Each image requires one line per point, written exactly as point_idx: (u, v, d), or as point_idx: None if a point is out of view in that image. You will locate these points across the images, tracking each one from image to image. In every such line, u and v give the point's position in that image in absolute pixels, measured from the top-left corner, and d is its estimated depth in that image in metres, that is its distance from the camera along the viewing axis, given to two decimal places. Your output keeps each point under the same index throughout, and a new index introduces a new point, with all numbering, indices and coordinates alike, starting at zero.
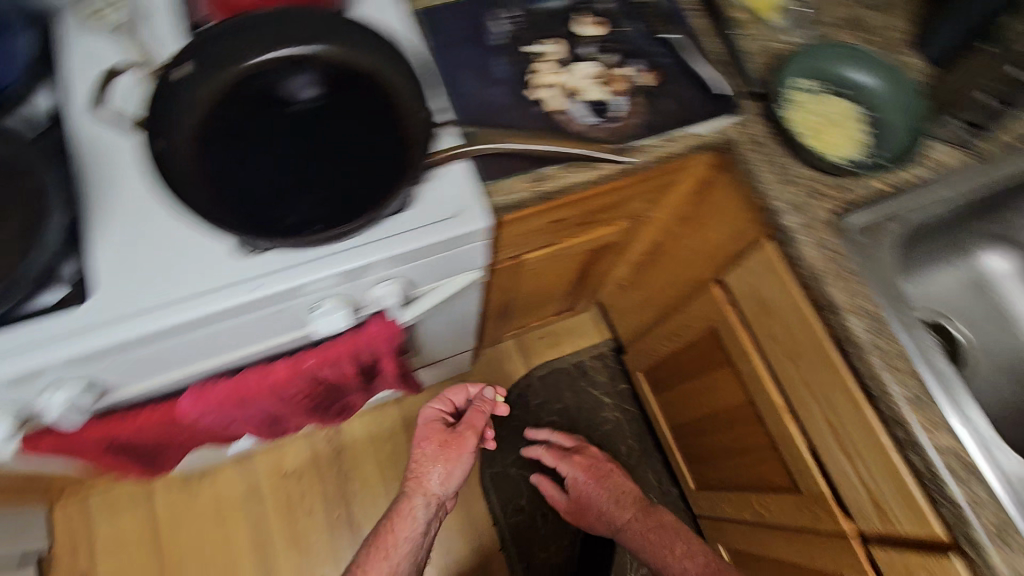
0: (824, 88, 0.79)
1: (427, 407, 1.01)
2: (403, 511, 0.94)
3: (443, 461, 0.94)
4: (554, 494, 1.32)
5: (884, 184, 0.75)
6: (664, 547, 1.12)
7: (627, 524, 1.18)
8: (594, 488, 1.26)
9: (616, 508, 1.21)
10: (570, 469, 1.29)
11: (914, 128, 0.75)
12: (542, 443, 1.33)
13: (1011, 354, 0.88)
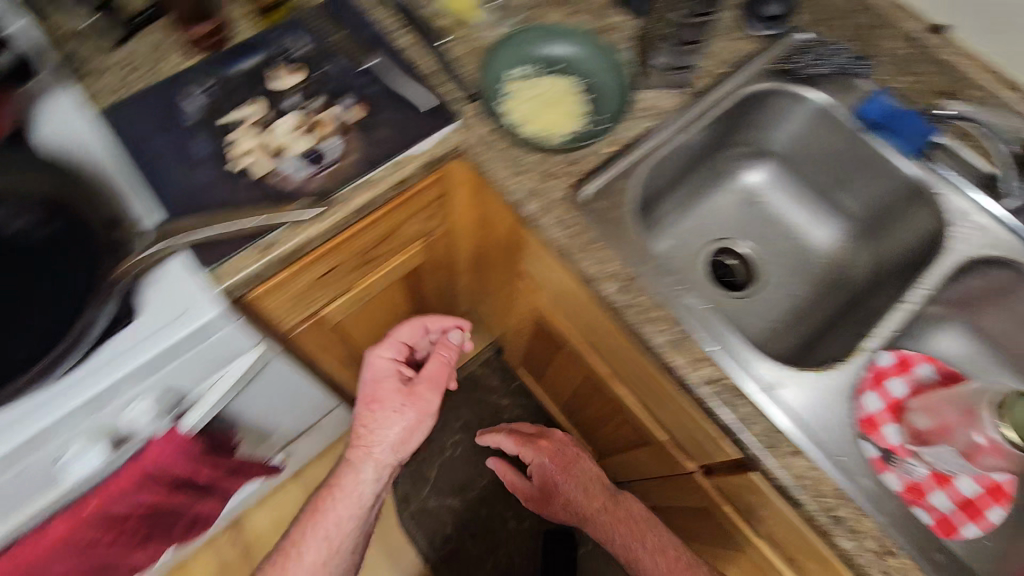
0: (536, 70, 0.80)
1: (379, 352, 0.92)
2: (349, 480, 0.88)
3: (398, 424, 0.87)
4: (516, 479, 1.24)
5: (611, 146, 0.78)
6: (626, 537, 0.97)
7: (595, 510, 1.03)
8: (565, 479, 1.08)
9: (583, 494, 1.06)
10: (541, 455, 1.13)
11: (622, 85, 0.79)
12: (509, 436, 1.15)
13: (791, 254, 0.94)
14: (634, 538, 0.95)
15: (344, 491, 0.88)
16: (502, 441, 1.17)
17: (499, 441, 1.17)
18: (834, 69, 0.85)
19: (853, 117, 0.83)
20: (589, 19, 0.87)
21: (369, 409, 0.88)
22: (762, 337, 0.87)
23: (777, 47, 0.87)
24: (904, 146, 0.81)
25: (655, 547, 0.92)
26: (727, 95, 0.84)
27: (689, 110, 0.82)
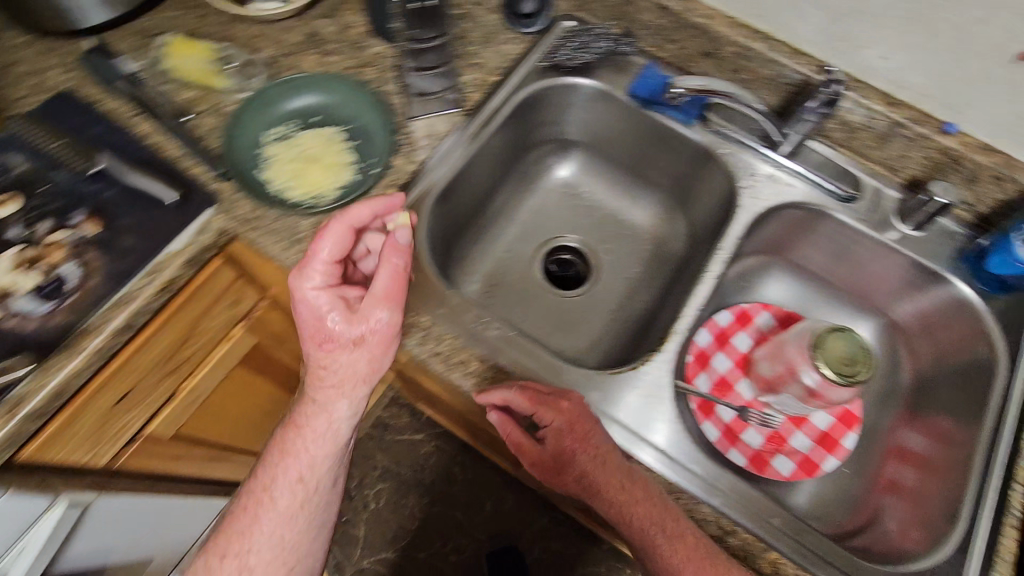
0: (295, 126, 0.76)
1: (320, 250, 0.58)
2: (313, 424, 0.65)
3: (378, 351, 0.61)
4: (514, 435, 0.64)
5: (390, 189, 0.74)
6: (657, 530, 0.59)
7: (610, 496, 0.60)
8: (577, 453, 0.61)
9: (599, 473, 0.61)
10: (555, 419, 0.62)
11: (387, 124, 0.75)
12: (510, 388, 0.62)
13: (620, 239, 0.94)
14: (655, 520, 0.59)
15: (297, 439, 0.65)
16: (509, 399, 0.63)
17: (517, 432, 0.64)
18: (598, 52, 0.83)
19: (630, 95, 0.83)
20: (348, 57, 0.82)
21: (313, 388, 0.63)
22: (604, 334, 0.86)
23: (545, 41, 0.85)
24: (682, 115, 0.82)
25: (678, 527, 0.59)
26: (501, 105, 0.82)
27: (466, 129, 0.80)
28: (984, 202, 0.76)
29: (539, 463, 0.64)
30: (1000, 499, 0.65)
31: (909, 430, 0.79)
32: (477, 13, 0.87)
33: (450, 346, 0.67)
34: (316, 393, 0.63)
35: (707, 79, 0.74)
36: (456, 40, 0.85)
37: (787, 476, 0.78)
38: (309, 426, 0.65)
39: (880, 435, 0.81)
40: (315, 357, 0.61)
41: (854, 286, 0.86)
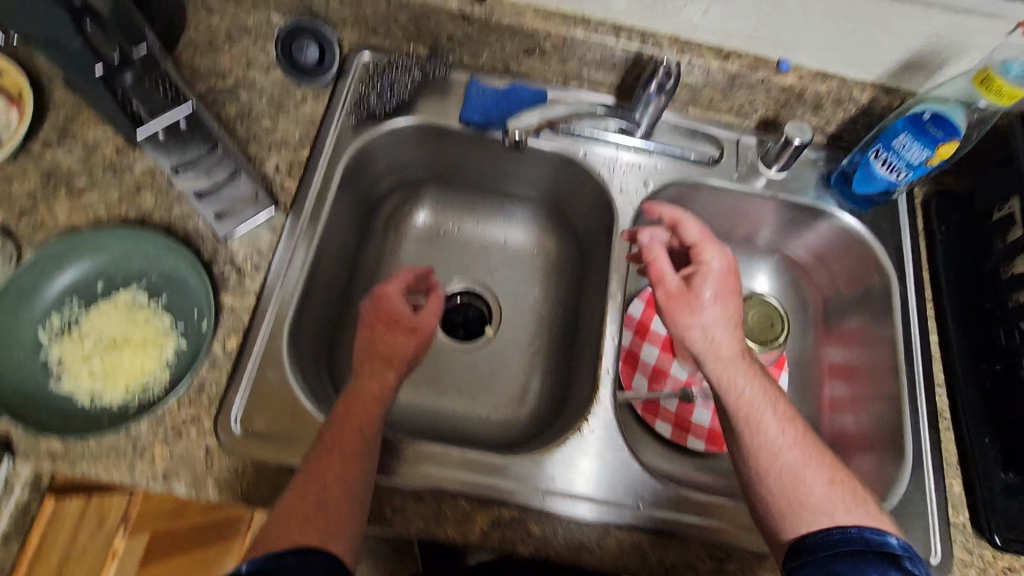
0: (76, 307, 0.58)
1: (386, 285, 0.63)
2: (352, 427, 0.55)
3: (411, 343, 0.60)
4: (661, 265, 0.64)
5: (233, 339, 0.61)
6: (766, 409, 0.56)
7: (722, 363, 0.58)
8: (715, 300, 0.60)
9: (721, 334, 0.59)
10: (717, 263, 0.63)
11: (192, 261, 0.60)
12: (690, 220, 0.66)
13: (507, 265, 0.86)
14: (757, 402, 0.56)
15: (354, 430, 0.55)
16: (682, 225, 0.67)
17: (665, 267, 0.63)
18: (409, 85, 0.73)
19: (465, 124, 0.74)
20: (110, 189, 0.64)
21: (349, 411, 0.56)
22: (529, 376, 0.79)
23: (345, 88, 0.72)
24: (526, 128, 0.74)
25: (781, 412, 0.56)
26: (327, 183, 0.69)
27: (295, 227, 0.66)
28: (831, 124, 0.77)
29: (675, 297, 0.62)
30: (930, 407, 0.70)
31: (830, 347, 0.82)
32: (254, 78, 0.72)
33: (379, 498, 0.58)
34: (357, 391, 0.57)
35: (540, 111, 0.63)
36: (241, 121, 0.69)
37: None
38: (360, 430, 0.55)
39: (807, 360, 0.84)
40: (372, 356, 0.59)
41: (739, 234, 0.85)
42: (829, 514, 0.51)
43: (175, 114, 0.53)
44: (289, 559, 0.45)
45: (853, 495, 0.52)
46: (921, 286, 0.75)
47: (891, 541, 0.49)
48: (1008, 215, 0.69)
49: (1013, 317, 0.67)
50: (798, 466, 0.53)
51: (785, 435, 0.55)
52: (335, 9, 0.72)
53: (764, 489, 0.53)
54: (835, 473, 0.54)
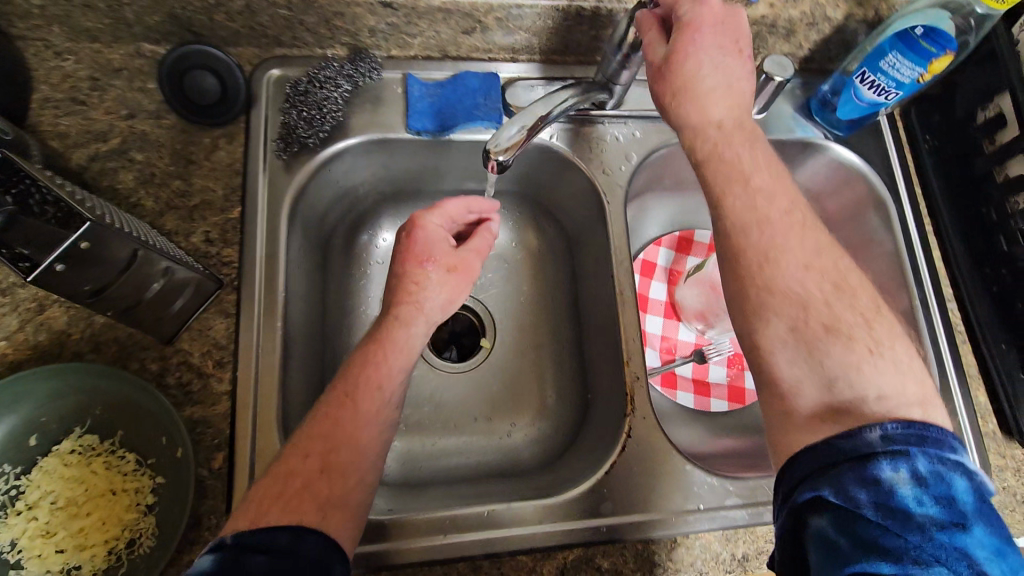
0: (12, 475, 0.47)
1: (423, 215, 0.60)
2: (369, 383, 0.50)
3: (450, 285, 0.59)
4: (650, 37, 0.54)
5: (218, 456, 0.51)
6: (759, 190, 0.49)
7: (717, 141, 0.51)
8: (707, 64, 0.51)
9: (713, 105, 0.51)
10: (705, 20, 0.51)
11: (139, 382, 0.49)
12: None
13: (489, 268, 0.78)
14: (732, 182, 0.50)
15: (372, 389, 0.50)
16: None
17: (653, 36, 0.54)
18: (339, 100, 0.62)
19: (415, 133, 0.63)
20: (3, 315, 0.51)
21: (348, 396, 0.49)
22: (544, 384, 0.73)
23: (264, 120, 0.60)
24: (486, 122, 0.63)
25: (755, 192, 0.49)
26: (274, 239, 0.58)
27: (252, 303, 0.55)
28: (804, 47, 0.71)
29: (662, 70, 0.52)
30: (946, 324, 0.69)
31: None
32: (145, 130, 0.58)
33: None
34: (388, 336, 0.53)
35: (519, 120, 0.51)
36: (145, 188, 0.56)
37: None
38: (380, 386, 0.50)
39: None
40: (399, 293, 0.56)
41: None
42: (802, 305, 0.45)
43: (67, 243, 0.41)
44: (282, 538, 0.40)
45: (835, 284, 0.46)
46: (917, 203, 0.73)
47: (875, 436, 0.39)
48: (995, 115, 0.66)
49: (1008, 221, 0.66)
50: (767, 245, 0.47)
51: (769, 210, 0.49)
52: (222, 23, 0.58)
53: (737, 269, 0.48)
54: (815, 260, 0.47)
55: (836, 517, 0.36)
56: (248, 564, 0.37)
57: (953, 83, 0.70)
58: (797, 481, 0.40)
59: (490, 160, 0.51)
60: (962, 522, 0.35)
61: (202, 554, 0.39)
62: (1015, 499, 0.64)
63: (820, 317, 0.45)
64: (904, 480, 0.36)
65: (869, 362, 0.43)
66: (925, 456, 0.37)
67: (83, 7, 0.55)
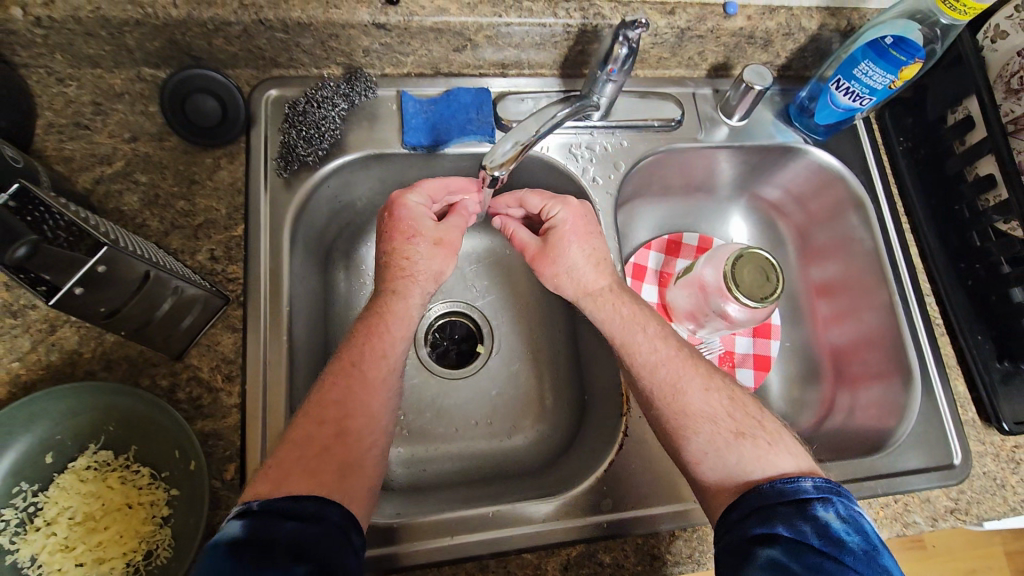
0: (30, 492, 0.48)
1: (402, 194, 0.60)
2: (374, 352, 0.54)
3: (440, 258, 0.60)
4: (520, 234, 0.65)
5: (230, 467, 0.52)
6: (639, 333, 0.59)
7: (597, 297, 0.61)
8: (572, 245, 0.62)
9: (586, 274, 0.61)
10: (564, 213, 0.62)
11: (149, 399, 0.50)
12: (529, 192, 0.64)
13: (485, 276, 0.80)
14: (629, 326, 0.59)
15: (377, 356, 0.54)
16: (525, 201, 0.65)
17: (525, 235, 0.65)
18: (336, 118, 0.64)
19: (411, 148, 0.65)
20: (15, 337, 0.52)
21: (354, 381, 0.52)
22: (542, 387, 0.75)
23: (264, 139, 0.62)
24: (479, 135, 0.66)
25: (652, 331, 0.59)
26: (277, 254, 0.59)
27: (258, 318, 0.57)
28: (781, 56, 0.74)
29: (540, 258, 0.63)
30: (925, 317, 0.72)
31: (814, 270, 0.82)
32: (147, 153, 0.60)
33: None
34: (388, 307, 0.56)
35: (514, 134, 0.54)
36: (149, 209, 0.58)
37: (754, 386, 0.79)
38: (385, 354, 0.54)
39: (795, 288, 0.83)
40: (392, 270, 0.58)
41: (698, 181, 0.82)
42: (706, 420, 0.54)
43: (87, 266, 0.43)
44: (307, 506, 0.43)
45: (728, 398, 0.56)
46: (895, 203, 0.76)
47: (808, 485, 0.48)
48: (963, 117, 0.70)
49: (982, 217, 0.69)
50: (673, 378, 0.56)
51: (649, 356, 0.58)
52: (221, 47, 0.60)
53: (651, 405, 0.57)
54: (711, 381, 0.57)
55: (787, 546, 0.44)
56: (277, 529, 0.41)
57: (923, 87, 0.74)
58: (746, 520, 0.48)
59: (486, 174, 0.55)
60: (878, 547, 0.45)
61: (230, 518, 0.42)
62: (994, 482, 0.67)
63: (729, 426, 0.54)
64: (836, 517, 0.46)
65: (771, 452, 0.52)
66: (845, 500, 0.48)
67: (86, 35, 0.57)
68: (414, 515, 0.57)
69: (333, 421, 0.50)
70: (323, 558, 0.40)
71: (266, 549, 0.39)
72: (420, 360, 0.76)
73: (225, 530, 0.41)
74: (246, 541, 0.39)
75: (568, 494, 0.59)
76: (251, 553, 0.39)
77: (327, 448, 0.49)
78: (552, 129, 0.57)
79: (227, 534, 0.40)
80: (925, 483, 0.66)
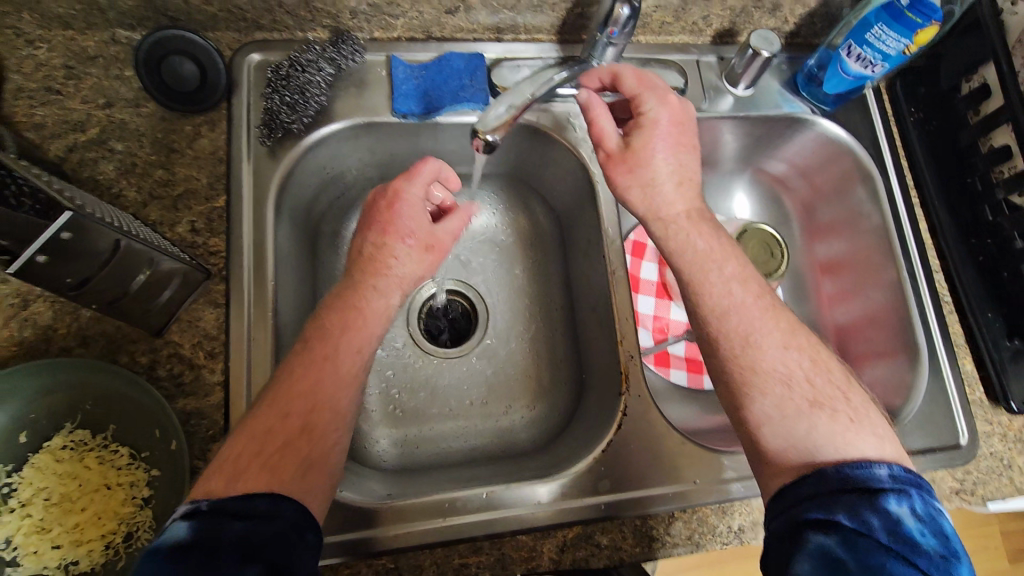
0: (2, 473, 0.46)
1: (405, 186, 0.57)
2: (350, 347, 0.51)
3: (425, 266, 0.58)
4: (602, 124, 0.59)
5: (213, 447, 0.50)
6: (713, 268, 0.56)
7: (674, 224, 0.57)
8: (660, 153, 0.57)
9: (667, 191, 0.57)
10: (660, 111, 0.58)
11: (127, 376, 0.48)
12: (628, 67, 0.58)
13: (478, 252, 0.78)
14: (703, 264, 0.56)
15: (354, 352, 0.52)
16: (621, 80, 0.59)
17: (607, 125, 0.59)
18: (322, 83, 0.60)
19: (401, 116, 0.62)
20: None
21: (321, 370, 0.49)
22: (539, 365, 0.73)
23: (245, 105, 0.59)
24: (473, 103, 0.63)
25: (728, 274, 0.56)
26: (261, 225, 0.57)
27: (242, 292, 0.55)
28: (790, 22, 0.71)
29: (616, 160, 0.59)
30: (933, 294, 0.70)
31: (820, 246, 0.79)
32: (123, 119, 0.57)
33: (436, 569, 0.53)
34: (365, 304, 0.54)
35: (508, 97, 0.52)
36: (125, 178, 0.55)
37: None
38: (360, 350, 0.52)
39: (798, 265, 0.81)
40: (376, 266, 0.55)
41: (704, 155, 0.79)
42: (784, 380, 0.52)
43: (49, 233, 0.41)
44: (261, 503, 0.41)
45: (812, 360, 0.53)
46: (904, 176, 0.73)
47: (882, 474, 0.46)
48: (979, 87, 0.67)
49: (995, 190, 0.67)
50: (745, 328, 0.54)
51: (728, 299, 0.55)
52: (199, 7, 0.57)
53: (717, 357, 0.54)
54: (791, 339, 0.54)
55: (846, 537, 0.41)
56: (226, 531, 0.38)
57: (937, 55, 0.71)
58: (803, 505, 0.45)
59: (477, 138, 0.51)
60: (955, 554, 0.43)
61: (175, 518, 0.39)
62: (1001, 463, 0.66)
63: (804, 394, 0.51)
64: (908, 515, 0.43)
65: (852, 430, 0.49)
66: (922, 497, 0.45)
67: None
68: (403, 497, 0.55)
69: (299, 414, 0.47)
70: (287, 558, 0.39)
71: (212, 552, 0.37)
72: (413, 339, 0.74)
73: (168, 537, 0.38)
74: (193, 544, 0.37)
75: (563, 475, 0.57)
76: (197, 555, 0.37)
77: (299, 447, 0.46)
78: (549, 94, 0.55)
79: (170, 538, 0.38)
80: (928, 464, 0.64)
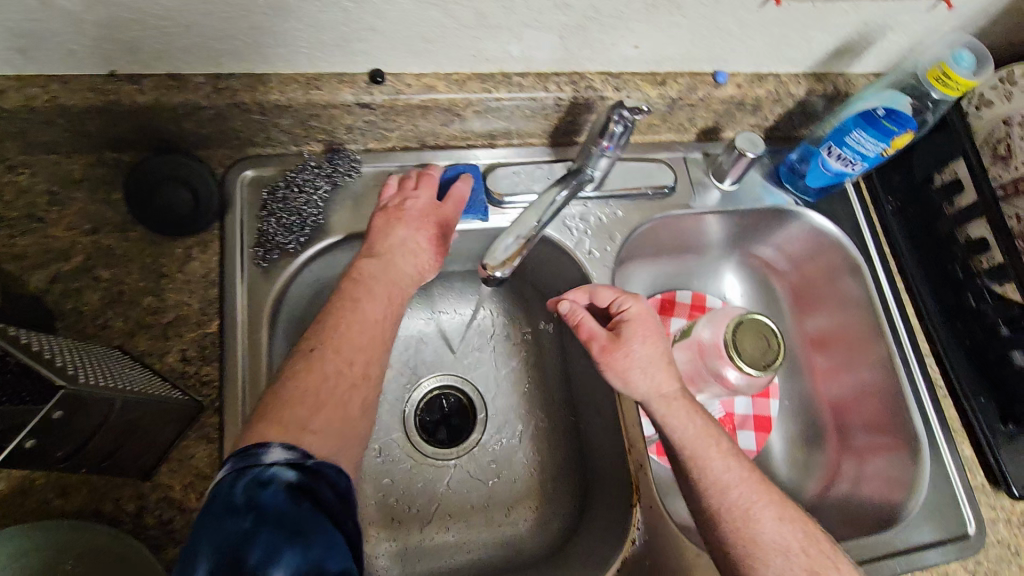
0: None
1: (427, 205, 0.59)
2: None
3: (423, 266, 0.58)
4: (588, 323, 0.60)
5: None
6: (710, 445, 0.55)
7: (670, 407, 0.56)
8: (643, 343, 0.58)
9: (659, 374, 0.57)
10: (638, 309, 0.60)
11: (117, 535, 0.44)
12: (602, 285, 0.62)
13: (474, 348, 0.76)
14: (704, 439, 0.55)
15: None
16: (596, 293, 0.62)
17: (594, 325, 0.60)
18: (317, 202, 0.60)
19: None
20: None
21: None
22: (541, 465, 0.71)
23: (240, 223, 0.58)
24: (470, 214, 0.64)
25: (726, 448, 0.55)
26: (256, 350, 0.55)
27: (235, 423, 0.52)
28: (770, 119, 0.73)
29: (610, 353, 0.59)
30: (927, 379, 0.71)
31: (812, 325, 0.80)
32: (110, 245, 0.55)
33: None
34: None
35: (513, 230, 0.54)
36: (112, 308, 0.53)
37: (756, 450, 0.76)
38: None
39: (791, 344, 0.82)
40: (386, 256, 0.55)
41: (689, 246, 0.81)
42: (781, 553, 0.51)
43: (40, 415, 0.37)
44: (343, 480, 0.42)
45: (805, 532, 0.52)
46: (888, 261, 0.76)
47: None
48: (950, 180, 0.70)
49: (973, 278, 0.69)
50: (745, 503, 0.52)
51: (722, 475, 0.54)
52: (192, 130, 0.56)
53: (720, 528, 0.52)
54: (785, 510, 0.53)
55: None
56: (325, 491, 0.40)
57: (910, 148, 0.74)
58: None
59: (488, 275, 0.55)
60: None
61: (279, 460, 0.40)
62: (1009, 551, 0.66)
63: (803, 563, 0.50)
64: None
65: None
66: None
67: (43, 124, 0.52)
68: None
69: None
70: None
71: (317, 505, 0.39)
72: (411, 443, 0.71)
73: (276, 478, 0.39)
74: (302, 490, 0.39)
75: None
76: (306, 501, 0.38)
77: None
78: (552, 215, 0.57)
79: (281, 477, 0.39)
80: (940, 557, 0.64)
